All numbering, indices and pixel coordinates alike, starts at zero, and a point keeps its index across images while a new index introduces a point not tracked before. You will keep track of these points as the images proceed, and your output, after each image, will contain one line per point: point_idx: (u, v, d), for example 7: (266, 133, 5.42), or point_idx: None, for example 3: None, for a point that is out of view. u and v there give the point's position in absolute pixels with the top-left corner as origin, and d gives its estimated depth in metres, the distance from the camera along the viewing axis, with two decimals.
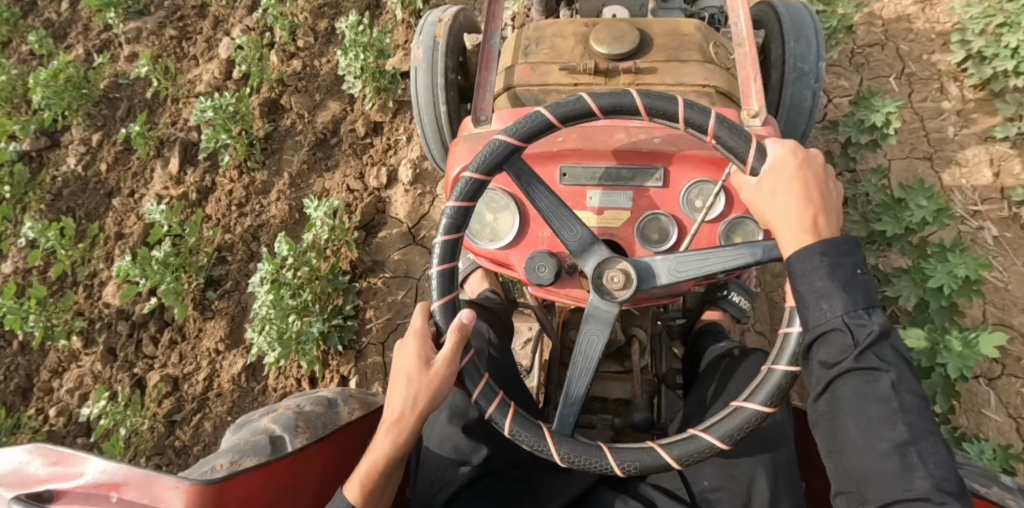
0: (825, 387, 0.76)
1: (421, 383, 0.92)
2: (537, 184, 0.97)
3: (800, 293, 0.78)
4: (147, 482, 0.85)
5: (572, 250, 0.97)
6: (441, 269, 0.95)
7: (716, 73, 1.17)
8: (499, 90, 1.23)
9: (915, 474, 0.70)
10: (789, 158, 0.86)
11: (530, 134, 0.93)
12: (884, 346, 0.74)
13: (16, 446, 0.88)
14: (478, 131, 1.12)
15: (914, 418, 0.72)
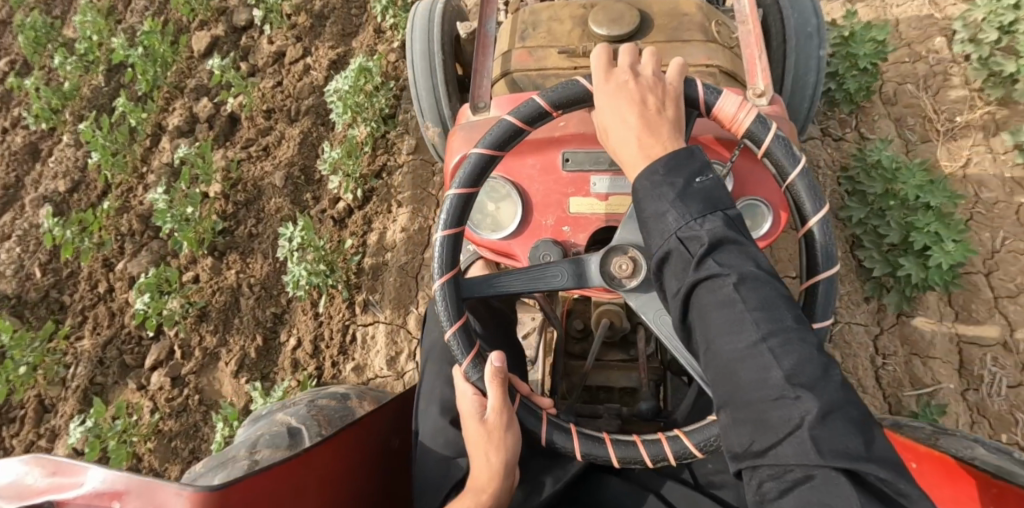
0: (683, 306, 0.71)
1: (490, 432, 0.90)
2: (497, 276, 0.97)
3: (645, 216, 0.75)
4: (149, 490, 0.82)
5: (570, 289, 0.95)
6: (454, 331, 0.92)
7: (719, 52, 1.14)
8: (495, 77, 1.19)
9: (774, 366, 0.63)
10: (602, 81, 0.84)
11: (499, 142, 0.91)
12: (724, 250, 0.69)
13: (12, 458, 0.85)
14: (476, 119, 1.09)
15: (766, 313, 0.65)
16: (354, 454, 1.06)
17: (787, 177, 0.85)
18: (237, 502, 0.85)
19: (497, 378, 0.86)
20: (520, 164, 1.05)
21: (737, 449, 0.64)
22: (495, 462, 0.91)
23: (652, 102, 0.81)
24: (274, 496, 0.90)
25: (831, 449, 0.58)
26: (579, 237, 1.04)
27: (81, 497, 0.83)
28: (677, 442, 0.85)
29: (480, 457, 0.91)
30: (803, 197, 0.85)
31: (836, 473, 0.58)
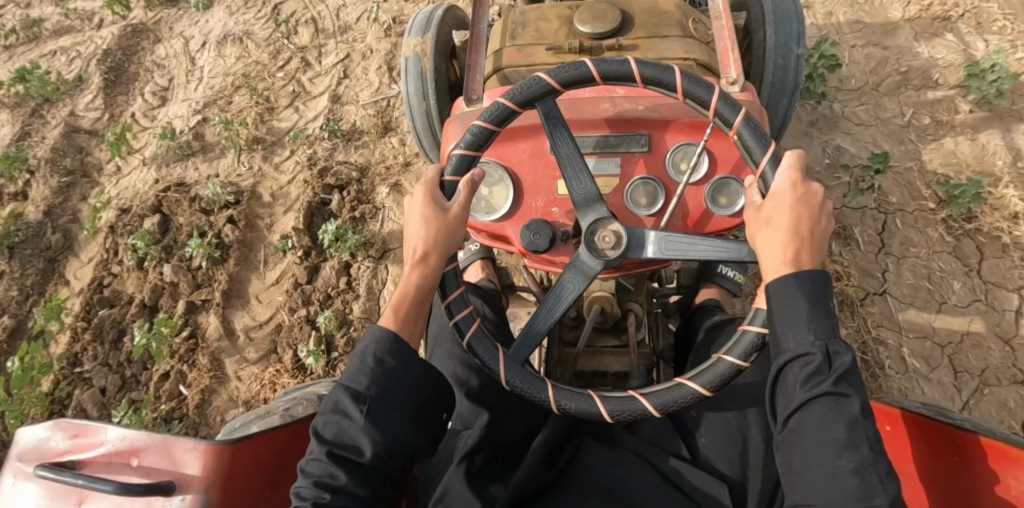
0: (796, 408, 0.79)
1: (438, 221, 0.95)
2: (562, 130, 0.99)
3: (780, 320, 0.83)
4: (167, 446, 0.88)
5: (576, 201, 0.99)
6: (464, 152, 0.99)
7: (696, 47, 1.22)
8: (488, 73, 1.27)
9: (875, 492, 0.73)
10: (784, 190, 0.88)
11: (529, 97, 0.98)
12: (854, 378, 0.79)
13: (36, 423, 0.91)
14: (469, 110, 1.17)
15: (874, 442, 0.77)
16: None
17: (733, 124, 0.94)
18: (248, 459, 0.90)
19: (471, 184, 0.98)
20: (509, 151, 1.13)
21: None
22: (436, 250, 0.95)
23: (820, 226, 0.86)
24: (282, 456, 0.96)
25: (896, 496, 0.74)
26: (567, 216, 1.11)
27: (102, 455, 0.88)
28: (668, 395, 0.91)
29: (413, 237, 0.96)
30: (751, 145, 0.93)
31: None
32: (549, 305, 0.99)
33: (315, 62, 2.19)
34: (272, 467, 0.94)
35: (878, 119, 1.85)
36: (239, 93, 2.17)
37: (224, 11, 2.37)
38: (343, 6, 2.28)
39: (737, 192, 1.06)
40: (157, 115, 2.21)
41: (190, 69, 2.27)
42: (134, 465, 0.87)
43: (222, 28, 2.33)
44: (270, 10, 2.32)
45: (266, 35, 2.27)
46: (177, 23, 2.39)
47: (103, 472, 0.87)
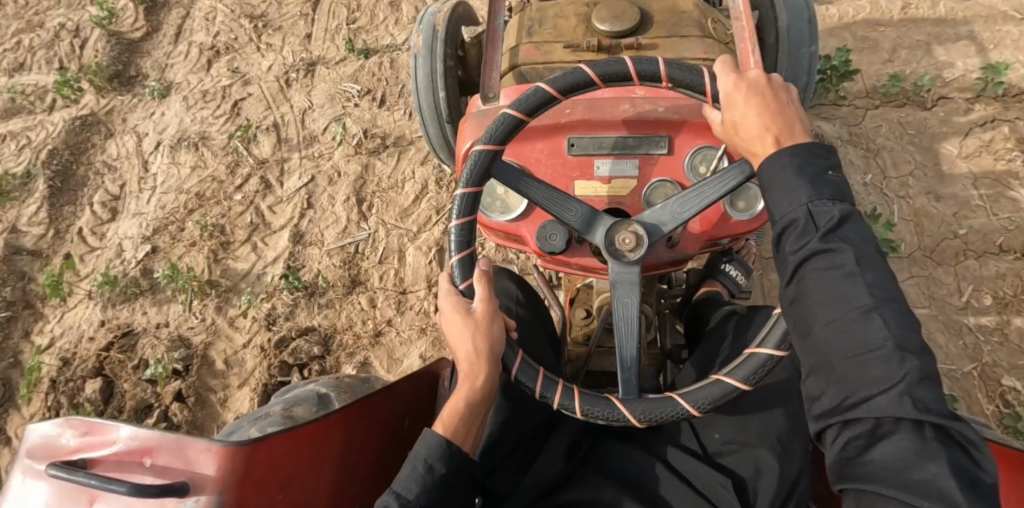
0: (793, 275, 0.79)
1: (471, 328, 0.95)
2: (525, 179, 1.00)
3: (767, 192, 0.83)
4: (179, 446, 0.87)
5: (577, 228, 0.99)
6: (465, 191, 0.98)
7: (715, 47, 1.21)
8: (504, 70, 1.26)
9: (883, 334, 0.72)
10: (739, 94, 0.91)
11: (530, 108, 0.97)
12: (848, 228, 0.78)
13: (47, 419, 0.90)
14: (486, 108, 1.15)
15: (876, 286, 0.75)
16: (375, 428, 1.12)
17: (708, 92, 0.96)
18: (264, 460, 0.90)
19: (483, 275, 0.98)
20: (527, 149, 1.11)
21: (829, 407, 0.76)
22: (481, 359, 0.95)
23: (782, 101, 0.90)
24: (296, 457, 0.95)
25: (924, 405, 0.70)
26: None
27: (113, 454, 0.87)
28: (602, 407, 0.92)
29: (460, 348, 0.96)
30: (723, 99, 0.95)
31: (923, 426, 0.69)
32: (622, 329, 0.97)
33: (276, 184, 2.00)
34: (287, 468, 0.94)
35: (934, 300, 1.71)
36: (194, 217, 1.98)
37: (181, 104, 2.16)
38: (310, 108, 2.10)
39: (757, 197, 1.08)
40: (107, 231, 2.02)
41: (143, 171, 2.08)
42: (146, 465, 0.86)
43: (176, 128, 2.13)
44: (231, 106, 2.13)
45: (223, 143, 2.07)
46: (131, 114, 2.18)
47: (116, 471, 0.86)
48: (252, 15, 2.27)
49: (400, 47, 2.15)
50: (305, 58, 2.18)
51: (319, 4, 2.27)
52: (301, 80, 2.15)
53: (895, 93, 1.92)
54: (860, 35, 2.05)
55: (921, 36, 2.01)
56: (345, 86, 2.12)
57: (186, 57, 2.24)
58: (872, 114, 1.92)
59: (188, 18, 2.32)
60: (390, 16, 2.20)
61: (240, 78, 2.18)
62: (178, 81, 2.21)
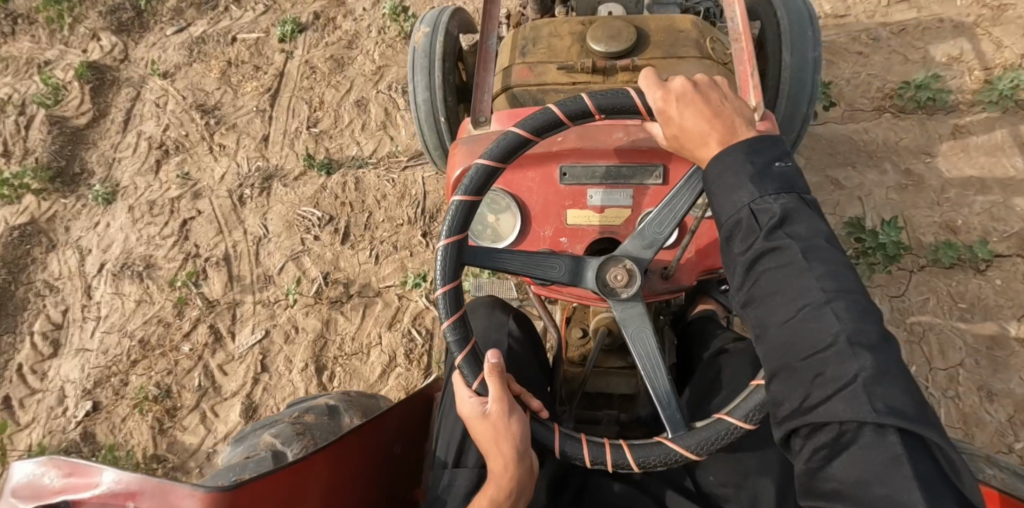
0: (745, 275, 0.76)
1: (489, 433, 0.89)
2: (500, 252, 0.98)
3: (715, 191, 0.80)
4: (163, 490, 0.86)
5: (567, 282, 0.97)
6: (445, 290, 0.94)
7: (713, 69, 1.18)
8: (497, 92, 1.23)
9: (835, 329, 0.68)
10: (669, 105, 0.88)
11: (501, 153, 0.95)
12: (794, 225, 0.75)
13: (30, 459, 0.89)
14: (477, 133, 1.12)
15: (826, 281, 0.71)
16: (371, 452, 1.14)
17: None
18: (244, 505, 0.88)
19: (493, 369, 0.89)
20: (519, 178, 1.08)
21: (789, 411, 0.70)
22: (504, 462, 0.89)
23: (714, 102, 0.86)
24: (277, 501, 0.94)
25: (886, 405, 0.64)
26: (576, 248, 1.07)
27: (96, 497, 0.86)
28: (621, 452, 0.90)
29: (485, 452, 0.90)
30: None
31: (885, 428, 0.63)
32: (649, 370, 0.95)
33: (227, 335, 1.86)
34: None
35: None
36: (138, 369, 1.84)
37: (127, 215, 2.08)
38: (264, 238, 1.99)
39: None
40: (48, 371, 1.89)
41: (86, 298, 1.97)
42: None
43: (122, 249, 2.03)
44: (178, 224, 2.04)
45: (170, 274, 1.96)
46: (74, 221, 2.10)
47: None
48: (203, 107, 2.21)
49: (366, 161, 2.06)
50: (261, 165, 2.11)
51: (275, 93, 2.20)
52: (256, 198, 2.05)
53: (948, 262, 1.72)
54: (902, 168, 1.86)
55: (974, 170, 1.83)
56: (305, 211, 2.00)
57: (134, 151, 2.19)
58: (916, 281, 1.73)
59: (138, 100, 2.28)
60: (356, 119, 2.13)
61: (190, 187, 2.09)
62: (125, 182, 2.14)
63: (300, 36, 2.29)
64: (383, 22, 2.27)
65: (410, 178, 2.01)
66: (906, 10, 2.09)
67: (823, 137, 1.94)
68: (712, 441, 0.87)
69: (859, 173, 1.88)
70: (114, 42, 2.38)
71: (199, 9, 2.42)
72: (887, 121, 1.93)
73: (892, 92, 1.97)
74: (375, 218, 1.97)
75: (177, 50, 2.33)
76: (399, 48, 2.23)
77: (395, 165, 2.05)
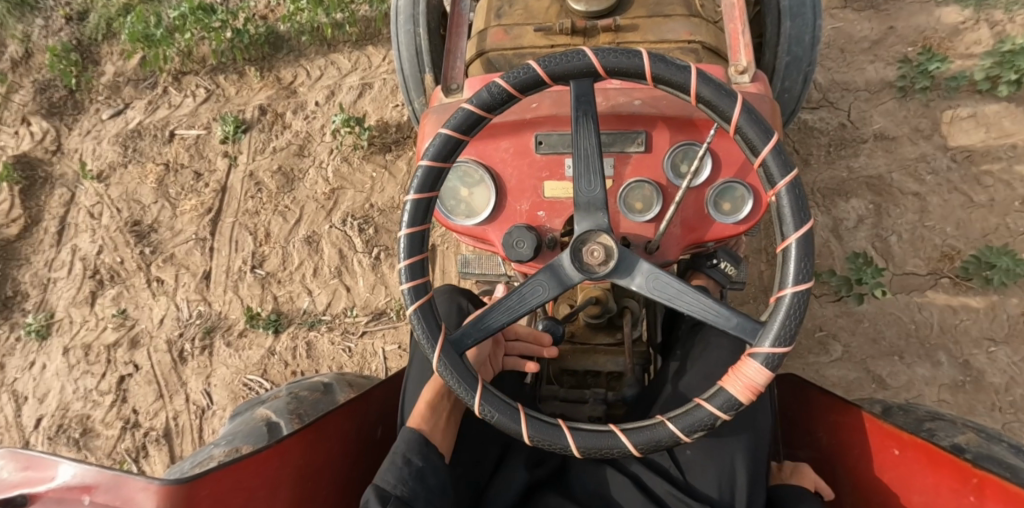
0: None
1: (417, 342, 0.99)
2: (587, 121, 0.89)
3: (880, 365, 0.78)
4: (118, 483, 0.82)
5: (578, 201, 0.90)
6: (409, 232, 0.91)
7: (702, 27, 1.09)
8: (471, 58, 1.15)
9: None
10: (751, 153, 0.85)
11: (467, 123, 0.90)
12: None
13: None
14: (447, 102, 1.05)
15: None
16: (350, 441, 1.10)
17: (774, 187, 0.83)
18: (208, 494, 0.85)
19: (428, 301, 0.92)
20: (492, 148, 1.02)
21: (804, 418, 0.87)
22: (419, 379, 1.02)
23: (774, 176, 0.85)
24: (249, 487, 0.90)
25: None
26: (554, 221, 1.02)
27: (53, 490, 0.83)
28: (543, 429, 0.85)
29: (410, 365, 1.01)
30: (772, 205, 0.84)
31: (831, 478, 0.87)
32: (509, 302, 0.91)
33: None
34: (234, 501, 0.88)
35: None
36: None
37: (64, 358, 1.97)
38: (207, 411, 1.85)
39: (743, 197, 0.98)
40: None
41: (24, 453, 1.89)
42: (85, 502, 0.81)
43: (58, 402, 1.92)
44: (116, 380, 1.92)
45: (109, 444, 1.85)
46: (9, 358, 2.01)
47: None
48: (139, 226, 2.08)
49: (319, 319, 1.91)
50: (202, 311, 1.97)
51: (215, 216, 2.05)
52: (197, 357, 1.92)
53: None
54: (961, 359, 1.66)
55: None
56: (250, 379, 1.87)
57: (70, 272, 2.06)
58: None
59: (71, 205, 2.15)
60: (306, 261, 1.97)
61: (127, 332, 1.96)
62: (59, 313, 2.02)
63: (244, 136, 2.13)
64: (337, 132, 2.07)
65: (369, 349, 1.87)
66: (989, 217, 1.76)
67: (869, 319, 1.73)
68: (598, 447, 0.84)
69: (907, 367, 1.67)
70: (46, 128, 2.25)
71: (136, 86, 2.28)
72: (945, 293, 1.72)
73: (957, 258, 1.74)
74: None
75: (112, 144, 2.19)
76: (355, 164, 2.05)
77: (353, 333, 1.89)
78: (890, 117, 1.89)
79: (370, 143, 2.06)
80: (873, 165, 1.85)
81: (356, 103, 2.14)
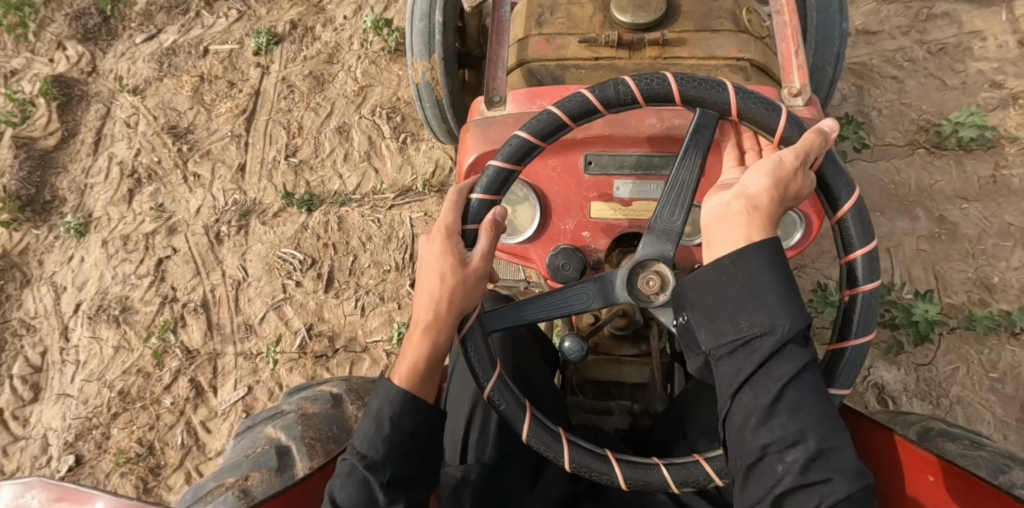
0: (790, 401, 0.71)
1: (458, 278, 0.86)
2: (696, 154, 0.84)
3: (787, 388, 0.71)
4: None
5: (654, 222, 0.86)
6: (500, 165, 0.87)
7: (752, 44, 1.07)
8: (511, 66, 1.11)
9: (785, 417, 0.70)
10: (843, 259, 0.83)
11: (612, 99, 0.84)
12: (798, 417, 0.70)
13: (13, 482, 0.82)
14: (490, 116, 1.02)
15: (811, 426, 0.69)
16: None
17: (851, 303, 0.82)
18: None
19: (492, 224, 0.88)
20: (538, 166, 0.98)
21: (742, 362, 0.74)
22: (451, 322, 0.87)
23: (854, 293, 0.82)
24: None
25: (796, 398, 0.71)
26: (599, 242, 1.01)
27: None
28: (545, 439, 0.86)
29: (434, 288, 0.87)
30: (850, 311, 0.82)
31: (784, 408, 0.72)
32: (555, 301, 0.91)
33: (209, 390, 1.73)
34: None
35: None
36: (119, 423, 1.71)
37: (101, 250, 1.90)
38: (244, 284, 1.81)
39: (794, 225, 0.96)
40: (29, 416, 1.76)
41: (64, 339, 1.82)
42: None
43: (96, 288, 1.86)
44: (153, 264, 1.86)
45: (147, 319, 1.80)
46: (48, 255, 1.92)
47: None
48: (176, 129, 2.01)
49: (349, 198, 1.86)
50: (238, 199, 1.91)
51: (251, 115, 1.99)
52: (233, 237, 1.87)
53: (983, 330, 1.59)
54: (936, 215, 1.71)
55: (1013, 217, 1.69)
56: (285, 253, 1.83)
57: (106, 177, 1.99)
58: (946, 349, 1.60)
59: (108, 117, 2.07)
60: (339, 148, 1.92)
61: (164, 222, 1.90)
62: (97, 213, 1.95)
63: (276, 48, 2.06)
64: (366, 35, 2.02)
65: (399, 219, 1.83)
66: (961, 98, 1.82)
67: (851, 180, 1.77)
68: (589, 467, 0.85)
69: (888, 221, 1.72)
70: (82, 52, 2.14)
71: (169, 13, 2.17)
72: (920, 162, 1.76)
73: (930, 128, 1.79)
74: (361, 263, 1.80)
75: (146, 62, 2.10)
76: (384, 65, 2.00)
77: (382, 204, 1.86)
78: (873, 14, 1.94)
79: (400, 45, 2.01)
80: (857, 55, 1.90)
81: (384, 15, 2.06)
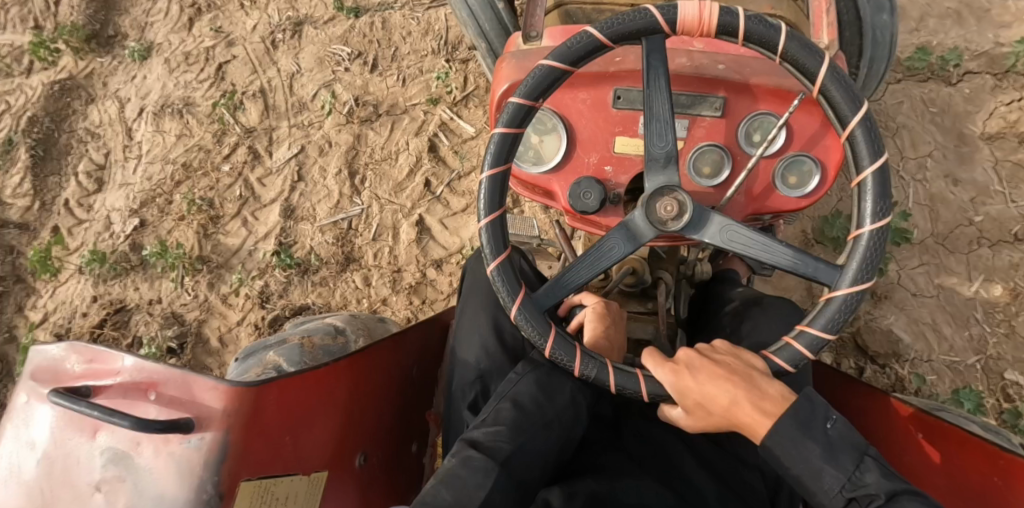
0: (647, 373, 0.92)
1: None
2: None
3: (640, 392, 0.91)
4: (185, 382, 0.83)
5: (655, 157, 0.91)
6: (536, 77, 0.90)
7: (784, 2, 1.10)
8: (549, 7, 1.16)
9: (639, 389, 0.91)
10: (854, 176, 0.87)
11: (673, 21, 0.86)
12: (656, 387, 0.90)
13: (53, 342, 0.86)
14: (526, 48, 1.06)
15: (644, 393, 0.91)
16: (386, 373, 1.13)
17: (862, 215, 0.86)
18: (270, 404, 0.87)
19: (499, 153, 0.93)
20: (568, 99, 1.02)
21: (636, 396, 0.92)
22: None
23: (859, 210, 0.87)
24: (303, 403, 0.93)
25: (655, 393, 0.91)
26: (620, 178, 1.04)
27: (118, 384, 0.84)
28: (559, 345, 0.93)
29: None
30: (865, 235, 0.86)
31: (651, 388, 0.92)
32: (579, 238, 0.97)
33: (264, 154, 2.07)
34: (292, 413, 0.91)
35: (941, 289, 1.74)
36: (181, 189, 2.06)
37: (164, 66, 2.21)
38: (297, 73, 2.15)
39: (810, 172, 0.99)
40: (94, 203, 2.12)
41: (129, 138, 2.16)
42: (152, 398, 0.83)
43: (160, 94, 2.18)
44: (213, 69, 2.18)
45: (206, 110, 2.13)
46: (111, 77, 2.24)
47: (121, 400, 0.83)
48: None
49: (391, 5, 2.17)
50: (291, 16, 2.22)
51: None
52: (287, 41, 2.19)
53: (920, 67, 1.88)
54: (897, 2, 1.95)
55: (952, 2, 1.93)
56: (334, 49, 2.15)
57: (166, 14, 2.27)
58: (893, 89, 1.89)
59: None
60: None
61: (223, 38, 2.22)
62: (159, 41, 2.25)
63: None
64: None
65: (435, 16, 2.14)
66: None
67: None
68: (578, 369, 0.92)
69: None
70: None
71: None
72: None
73: None
74: (401, 52, 2.12)
75: None
76: None
77: (419, 7, 2.16)
78: None
79: None
80: None
81: None
